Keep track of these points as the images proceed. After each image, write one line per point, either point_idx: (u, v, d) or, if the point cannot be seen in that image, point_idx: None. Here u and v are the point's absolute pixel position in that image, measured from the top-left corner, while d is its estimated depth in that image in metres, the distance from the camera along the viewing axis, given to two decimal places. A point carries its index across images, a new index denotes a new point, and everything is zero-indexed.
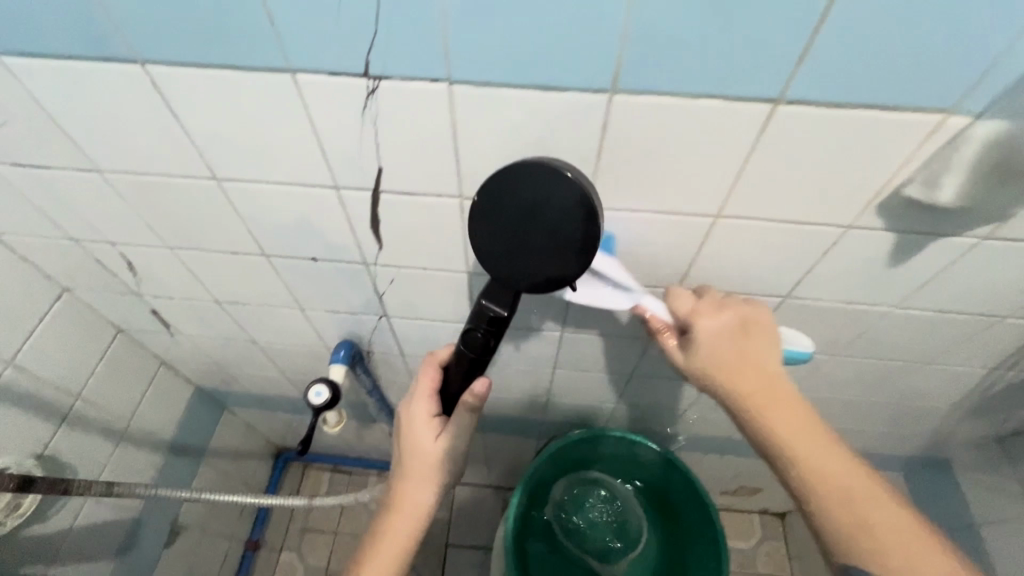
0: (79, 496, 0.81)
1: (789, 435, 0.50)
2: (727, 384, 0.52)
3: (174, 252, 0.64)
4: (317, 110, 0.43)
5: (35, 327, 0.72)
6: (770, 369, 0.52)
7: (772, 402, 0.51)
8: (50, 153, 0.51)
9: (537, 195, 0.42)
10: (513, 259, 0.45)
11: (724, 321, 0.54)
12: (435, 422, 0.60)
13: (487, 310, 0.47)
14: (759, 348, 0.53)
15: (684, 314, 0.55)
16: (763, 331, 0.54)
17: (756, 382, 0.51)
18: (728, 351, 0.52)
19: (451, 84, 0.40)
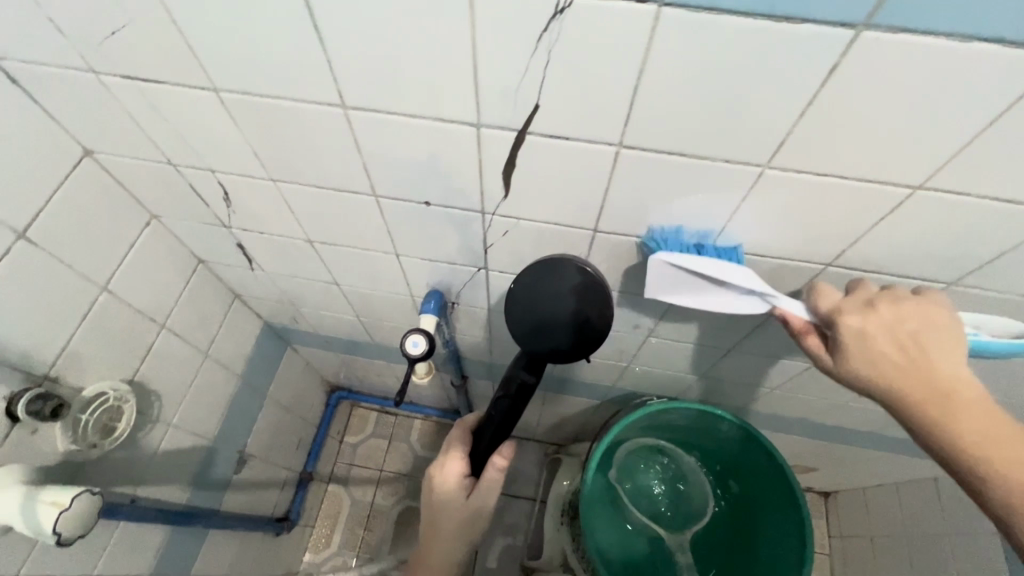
0: (163, 421, 0.82)
1: (964, 437, 0.41)
2: (888, 387, 0.44)
3: (276, 185, 0.60)
4: (487, 32, 0.37)
5: (126, 252, 0.70)
6: (961, 376, 0.43)
7: (948, 406, 0.42)
8: (167, 67, 0.46)
9: (556, 289, 0.57)
10: (537, 336, 0.58)
11: (880, 319, 0.45)
12: (466, 483, 0.71)
13: (517, 376, 0.61)
14: (942, 347, 0.44)
15: (829, 310, 0.48)
16: (947, 336, 0.44)
17: (939, 375, 0.43)
18: (895, 348, 0.44)
19: (662, 8, 0.33)
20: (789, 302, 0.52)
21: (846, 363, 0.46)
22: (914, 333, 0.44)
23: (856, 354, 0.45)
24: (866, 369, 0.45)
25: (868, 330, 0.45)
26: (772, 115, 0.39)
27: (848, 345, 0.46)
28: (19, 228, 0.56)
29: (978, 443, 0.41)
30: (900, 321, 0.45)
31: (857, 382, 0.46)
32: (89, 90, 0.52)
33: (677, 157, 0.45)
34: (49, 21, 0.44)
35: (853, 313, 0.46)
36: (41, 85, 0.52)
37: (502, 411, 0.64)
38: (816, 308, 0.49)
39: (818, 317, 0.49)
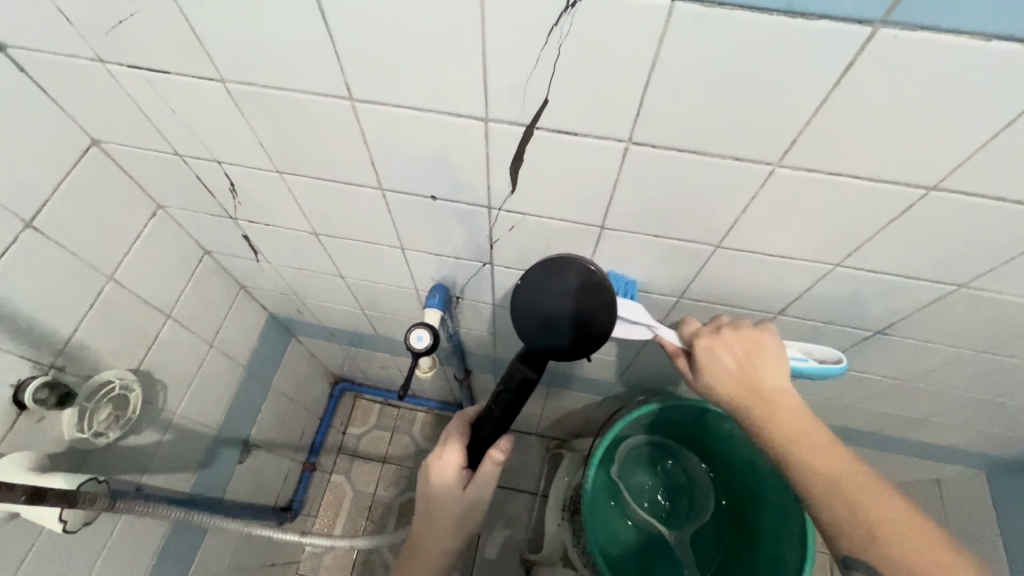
0: (168, 411, 0.83)
1: (778, 431, 0.52)
2: (727, 393, 0.56)
3: (283, 177, 0.60)
4: (497, 24, 0.37)
5: (132, 242, 0.70)
6: (780, 384, 0.55)
7: (766, 406, 0.54)
8: (174, 57, 0.46)
9: (561, 287, 0.54)
10: (540, 333, 0.56)
11: (726, 341, 0.58)
12: (462, 474, 0.72)
13: (521, 373, 0.61)
14: (770, 362, 0.56)
15: (689, 334, 0.61)
16: (773, 354, 0.57)
17: (767, 383, 0.55)
18: (734, 362, 0.57)
19: (676, 2, 0.33)
20: (668, 331, 0.62)
21: (700, 375, 0.59)
22: (749, 352, 0.57)
23: (707, 368, 0.58)
24: (709, 377, 0.57)
25: (717, 348, 0.58)
26: (785, 113, 0.39)
27: (700, 359, 0.58)
28: (27, 217, 0.56)
29: (785, 435, 0.52)
30: (740, 342, 0.57)
31: (711, 392, 0.58)
32: (97, 79, 0.52)
33: (687, 154, 0.44)
34: (56, 9, 0.44)
35: (706, 336, 0.59)
36: (49, 74, 0.52)
37: (503, 404, 0.65)
38: (682, 331, 0.63)
39: (685, 342, 0.61)
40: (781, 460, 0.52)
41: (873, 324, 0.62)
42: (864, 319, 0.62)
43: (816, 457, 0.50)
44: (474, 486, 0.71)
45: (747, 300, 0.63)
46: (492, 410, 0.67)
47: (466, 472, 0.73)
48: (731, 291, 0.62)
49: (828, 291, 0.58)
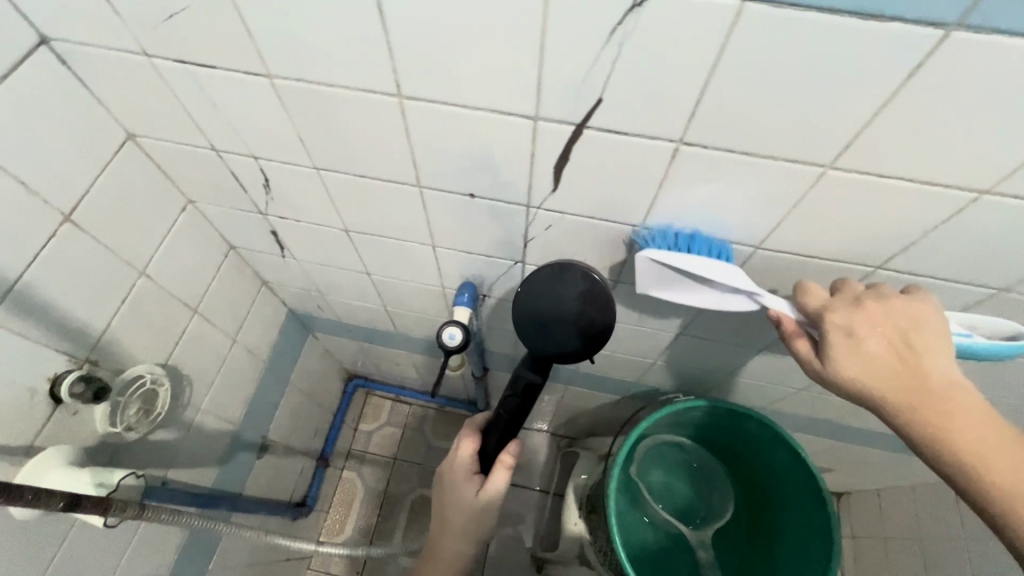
0: (193, 406, 0.83)
1: (947, 435, 0.44)
2: (882, 388, 0.46)
3: (320, 173, 0.60)
4: (557, 23, 0.37)
5: (163, 237, 0.69)
6: (950, 377, 0.45)
7: (935, 405, 0.44)
8: (223, 52, 0.46)
9: (562, 292, 0.56)
10: (541, 337, 0.57)
11: (869, 319, 0.47)
12: (475, 479, 0.72)
13: (524, 378, 0.59)
14: (935, 350, 0.46)
15: (814, 307, 0.49)
16: (934, 338, 0.46)
17: (930, 379, 0.45)
18: (885, 350, 0.46)
19: (745, 3, 0.33)
20: (774, 300, 0.53)
21: (832, 364, 0.48)
22: (902, 337, 0.46)
23: (841, 355, 0.47)
24: (848, 368, 0.47)
25: (857, 329, 0.47)
26: (843, 115, 0.39)
27: (838, 344, 0.47)
28: (66, 211, 0.56)
29: (959, 443, 0.43)
30: (887, 322, 0.47)
31: (848, 384, 0.47)
32: (139, 74, 0.51)
33: (737, 155, 0.44)
34: (106, 3, 0.44)
35: (842, 312, 0.48)
36: (92, 68, 0.52)
37: (509, 410, 0.63)
38: (799, 300, 0.51)
39: (805, 314, 0.50)
40: (958, 471, 0.43)
41: None
42: None
43: (1008, 475, 0.41)
44: (487, 492, 0.71)
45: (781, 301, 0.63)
46: (498, 416, 0.65)
47: (479, 476, 0.72)
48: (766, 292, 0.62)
49: None
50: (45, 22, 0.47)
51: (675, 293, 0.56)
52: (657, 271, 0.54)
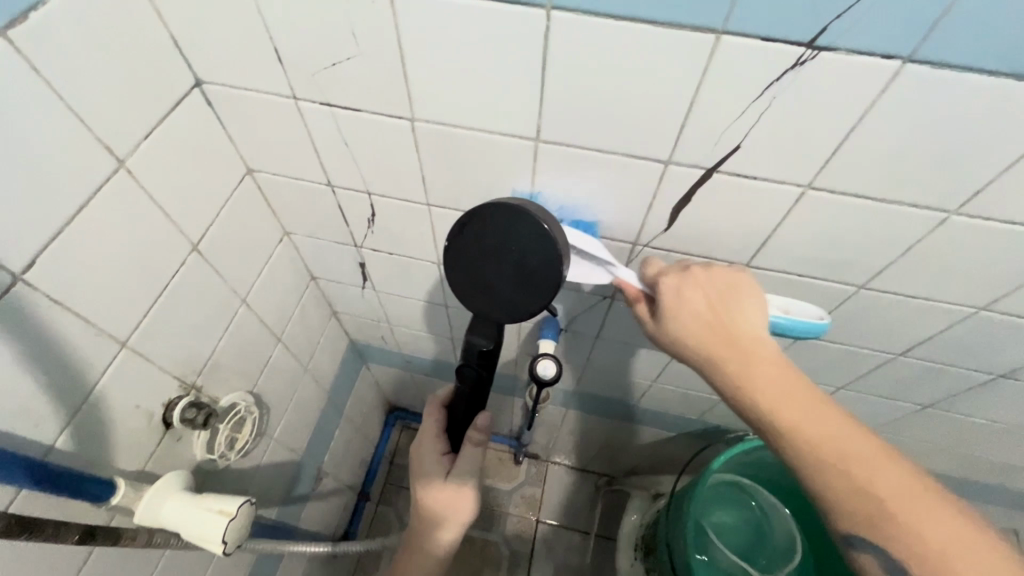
0: (268, 436, 0.83)
1: (744, 380, 0.47)
2: (696, 339, 0.49)
3: (429, 209, 0.62)
4: (715, 78, 0.40)
5: (263, 267, 0.72)
6: (746, 331, 0.49)
7: (737, 357, 0.48)
8: (374, 97, 0.49)
9: (507, 238, 0.48)
10: (486, 296, 0.49)
11: (693, 280, 0.51)
12: (444, 459, 0.68)
13: (475, 346, 0.52)
14: (737, 305, 0.50)
15: (653, 275, 0.54)
16: (746, 298, 0.51)
17: (742, 329, 0.49)
18: (703, 306, 0.50)
19: (906, 63, 0.36)
20: (628, 272, 0.56)
21: (668, 322, 0.51)
22: (717, 296, 0.50)
23: (674, 313, 0.51)
24: (676, 325, 0.51)
25: (683, 289, 0.51)
26: (978, 164, 0.41)
27: (668, 305, 0.51)
28: (195, 241, 0.58)
29: (768, 395, 0.46)
30: (711, 287, 0.51)
31: (675, 339, 0.51)
32: (279, 115, 0.55)
33: (865, 198, 0.47)
34: (274, 51, 0.48)
35: (672, 275, 0.52)
36: (234, 110, 0.55)
37: (469, 380, 0.56)
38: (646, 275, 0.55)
39: (647, 284, 0.54)
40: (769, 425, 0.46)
41: (999, 367, 0.63)
42: (994, 362, 0.62)
43: (784, 408, 0.45)
44: (455, 474, 0.66)
45: (871, 338, 0.64)
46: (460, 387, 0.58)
47: (448, 456, 0.69)
48: (855, 329, 0.64)
49: (965, 333, 0.59)
50: (204, 65, 0.51)
51: None
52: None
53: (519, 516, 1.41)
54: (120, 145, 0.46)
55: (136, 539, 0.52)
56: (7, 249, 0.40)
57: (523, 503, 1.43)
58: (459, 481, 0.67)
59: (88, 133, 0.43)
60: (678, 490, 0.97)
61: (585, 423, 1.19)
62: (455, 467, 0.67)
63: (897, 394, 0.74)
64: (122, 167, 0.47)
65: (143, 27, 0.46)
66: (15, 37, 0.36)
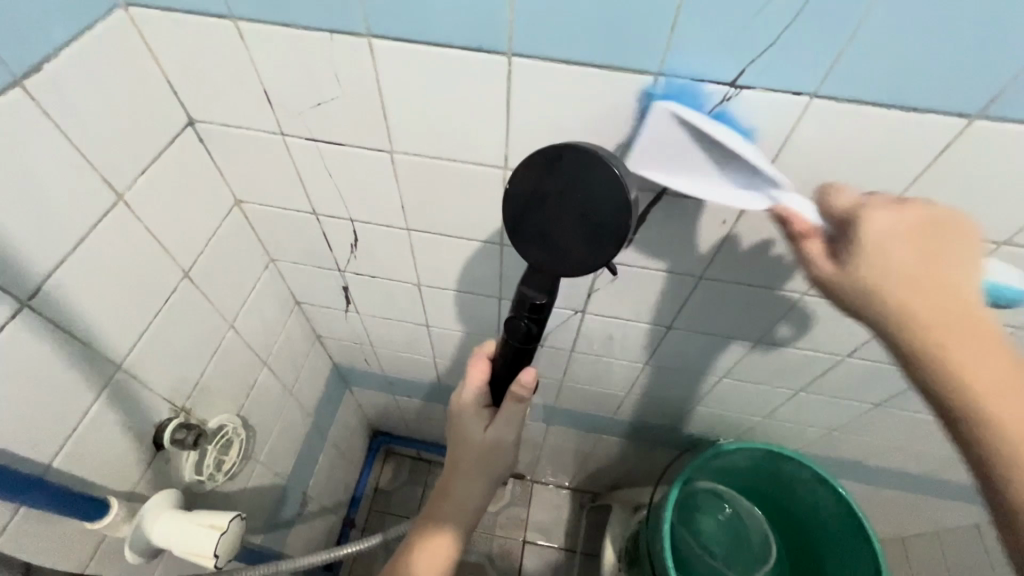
0: (254, 459, 0.85)
1: (955, 351, 0.37)
2: (889, 294, 0.39)
3: (409, 233, 0.67)
4: (655, 113, 0.46)
5: (249, 292, 0.75)
6: (963, 294, 0.37)
7: (954, 322, 0.37)
8: (355, 132, 0.54)
9: (577, 182, 0.44)
10: (548, 246, 0.46)
11: (911, 223, 0.39)
12: (484, 413, 0.66)
13: (528, 299, 0.49)
14: (956, 259, 0.39)
15: (847, 210, 0.42)
16: (966, 252, 0.39)
17: (956, 288, 0.38)
18: (913, 253, 0.38)
19: (813, 99, 0.43)
20: (799, 201, 0.45)
21: (856, 274, 0.40)
22: (935, 248, 0.39)
23: (862, 256, 0.39)
24: (878, 276, 0.39)
25: (893, 236, 0.39)
26: (885, 183, 0.48)
27: (863, 249, 0.39)
28: (186, 267, 0.61)
29: (985, 380, 0.36)
30: (926, 233, 0.39)
31: (851, 293, 0.41)
32: (267, 148, 0.59)
33: None
34: (263, 91, 0.52)
35: (871, 212, 0.40)
36: (224, 145, 0.60)
37: (519, 339, 0.52)
38: (827, 212, 0.44)
39: (831, 219, 0.44)
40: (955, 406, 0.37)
41: None
42: None
43: (997, 391, 0.35)
44: (495, 429, 0.65)
45: (818, 340, 0.70)
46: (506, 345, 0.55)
47: (489, 409, 0.66)
48: (804, 331, 0.70)
49: None
50: (196, 105, 0.55)
51: (678, 176, 0.46)
52: (668, 133, 0.44)
53: (505, 537, 1.42)
54: (119, 180, 0.50)
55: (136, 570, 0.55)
56: (17, 278, 0.43)
57: (508, 524, 1.44)
58: (498, 436, 0.65)
59: (91, 171, 0.47)
60: (657, 501, 0.99)
61: (565, 438, 1.22)
62: (495, 422, 0.65)
63: (848, 392, 0.80)
64: (120, 201, 0.51)
65: (141, 71, 0.50)
66: (30, 87, 0.41)
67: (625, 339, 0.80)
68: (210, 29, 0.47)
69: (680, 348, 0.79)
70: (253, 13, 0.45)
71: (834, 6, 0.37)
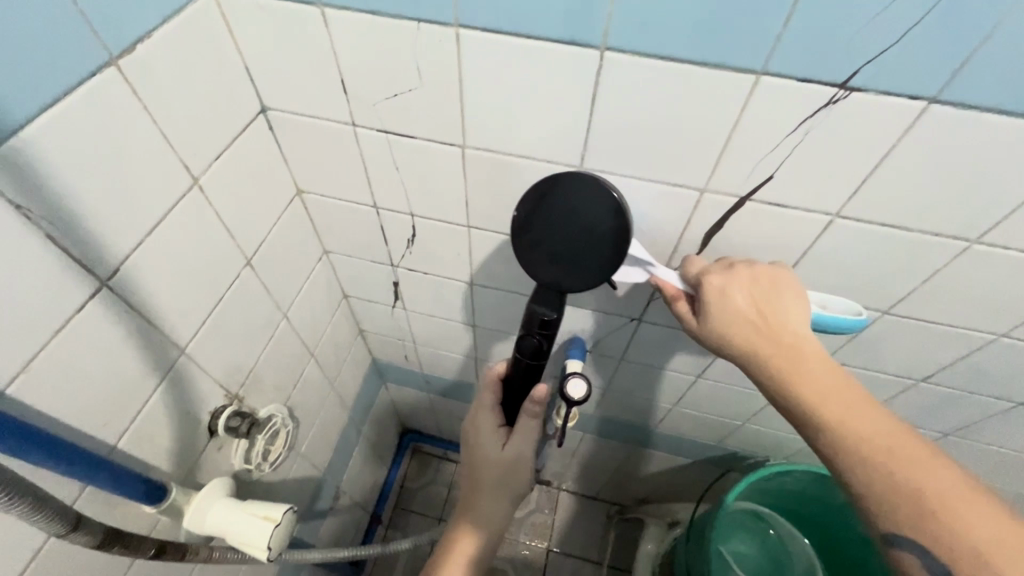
0: (295, 451, 0.84)
1: (788, 374, 0.46)
2: (740, 336, 0.48)
3: (469, 231, 0.65)
4: (752, 114, 0.44)
5: (303, 283, 0.74)
6: (788, 332, 0.48)
7: (788, 358, 0.47)
8: (429, 125, 0.53)
9: (573, 207, 0.50)
10: (550, 267, 0.51)
11: (739, 279, 0.50)
12: (500, 431, 0.67)
13: (538, 315, 0.53)
14: (780, 304, 0.49)
15: (696, 273, 0.52)
16: (787, 296, 0.49)
17: (784, 326, 0.48)
18: (750, 302, 0.49)
19: (932, 104, 0.40)
20: (667, 273, 0.56)
21: (708, 321, 0.50)
22: (763, 293, 0.49)
23: (715, 307, 0.50)
24: (723, 318, 0.49)
25: (729, 288, 0.50)
26: (1000, 199, 0.44)
27: (712, 301, 0.50)
28: (248, 256, 0.61)
29: (816, 397, 0.45)
30: (756, 281, 0.50)
31: (717, 339, 0.50)
32: (336, 139, 0.58)
33: (891, 228, 0.49)
34: (340, 81, 0.51)
35: (716, 272, 0.51)
36: (294, 134, 0.59)
37: (527, 352, 0.56)
38: (688, 273, 0.54)
39: (690, 283, 0.53)
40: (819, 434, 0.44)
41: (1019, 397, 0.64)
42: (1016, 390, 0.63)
43: (849, 414, 0.43)
44: (511, 446, 0.65)
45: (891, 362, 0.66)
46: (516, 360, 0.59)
47: (505, 427, 0.67)
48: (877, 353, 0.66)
49: (988, 360, 0.60)
50: (271, 92, 0.55)
51: None
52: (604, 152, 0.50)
53: (530, 545, 1.40)
54: (196, 164, 0.50)
55: (200, 553, 0.56)
56: (96, 257, 0.43)
57: (534, 531, 1.42)
58: (514, 454, 0.65)
59: (171, 153, 0.47)
60: (698, 517, 0.96)
61: (600, 449, 1.19)
62: (512, 439, 0.65)
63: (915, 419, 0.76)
64: (195, 185, 0.51)
65: (223, 56, 0.50)
66: (123, 66, 0.40)
67: (679, 351, 0.77)
68: (297, 15, 0.47)
69: (737, 363, 0.76)
70: (342, 1, 0.45)
71: (971, 3, 0.34)
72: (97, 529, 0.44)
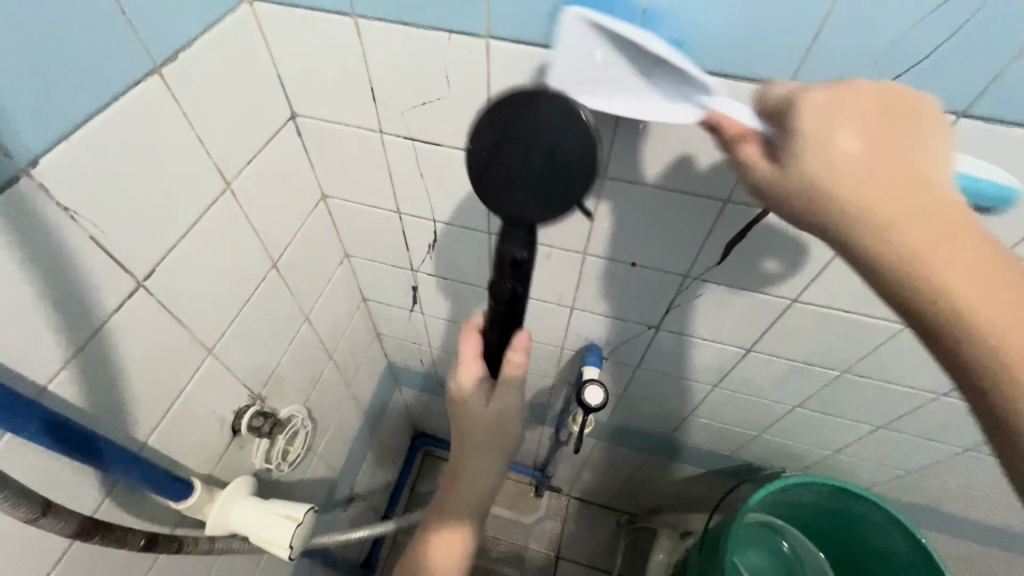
0: (312, 451, 0.85)
1: (911, 243, 0.30)
2: (852, 188, 0.31)
3: (491, 237, 0.66)
4: None
5: (325, 286, 0.76)
6: (929, 182, 0.31)
7: (922, 218, 0.30)
8: (456, 133, 0.54)
9: (526, 117, 0.38)
10: (510, 197, 0.40)
11: (853, 102, 0.32)
12: (483, 387, 0.57)
13: (507, 256, 0.42)
14: (911, 139, 0.32)
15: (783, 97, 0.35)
16: (922, 134, 0.32)
17: (916, 168, 0.31)
18: (871, 137, 0.31)
19: (961, 118, 0.40)
20: (731, 103, 0.37)
21: (796, 171, 0.33)
22: (888, 125, 0.32)
23: (813, 145, 0.32)
24: (826, 173, 0.31)
25: (839, 117, 0.32)
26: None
27: (812, 139, 0.32)
28: (274, 258, 0.62)
29: (942, 273, 0.30)
30: (876, 108, 0.32)
31: (817, 199, 0.32)
32: (363, 146, 0.59)
33: None
34: (369, 89, 0.53)
35: (819, 93, 0.33)
36: (323, 140, 0.60)
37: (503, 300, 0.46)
38: (765, 108, 0.37)
39: (771, 117, 0.36)
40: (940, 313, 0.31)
41: None
42: None
43: (983, 287, 0.30)
44: (497, 404, 0.56)
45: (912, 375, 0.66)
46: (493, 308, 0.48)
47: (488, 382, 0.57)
48: (899, 365, 0.65)
49: None
50: (302, 99, 0.56)
51: (602, 93, 0.39)
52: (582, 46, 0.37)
53: (540, 552, 1.39)
54: (229, 168, 0.51)
55: (196, 545, 0.55)
56: (134, 258, 0.44)
57: (543, 538, 1.41)
58: (502, 412, 0.57)
59: (206, 157, 0.48)
60: (711, 528, 0.96)
61: (613, 457, 1.19)
62: (496, 397, 0.56)
63: (935, 434, 0.75)
64: (227, 189, 0.52)
65: (258, 64, 0.51)
66: (166, 74, 0.42)
67: (697, 359, 0.77)
68: (331, 25, 0.48)
69: (754, 373, 0.76)
70: (375, 10, 0.46)
71: (1002, 19, 0.35)
72: (73, 516, 0.41)
